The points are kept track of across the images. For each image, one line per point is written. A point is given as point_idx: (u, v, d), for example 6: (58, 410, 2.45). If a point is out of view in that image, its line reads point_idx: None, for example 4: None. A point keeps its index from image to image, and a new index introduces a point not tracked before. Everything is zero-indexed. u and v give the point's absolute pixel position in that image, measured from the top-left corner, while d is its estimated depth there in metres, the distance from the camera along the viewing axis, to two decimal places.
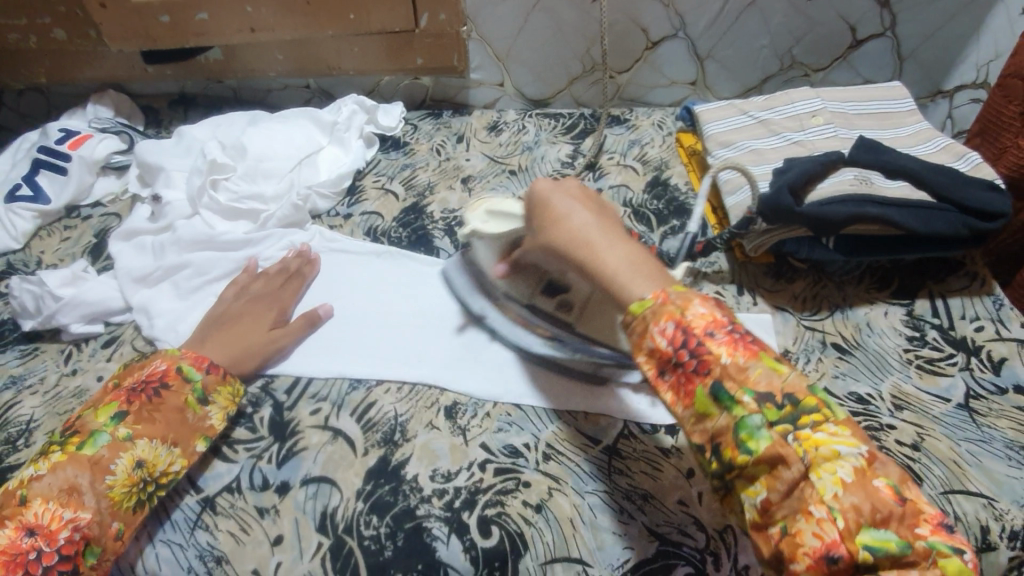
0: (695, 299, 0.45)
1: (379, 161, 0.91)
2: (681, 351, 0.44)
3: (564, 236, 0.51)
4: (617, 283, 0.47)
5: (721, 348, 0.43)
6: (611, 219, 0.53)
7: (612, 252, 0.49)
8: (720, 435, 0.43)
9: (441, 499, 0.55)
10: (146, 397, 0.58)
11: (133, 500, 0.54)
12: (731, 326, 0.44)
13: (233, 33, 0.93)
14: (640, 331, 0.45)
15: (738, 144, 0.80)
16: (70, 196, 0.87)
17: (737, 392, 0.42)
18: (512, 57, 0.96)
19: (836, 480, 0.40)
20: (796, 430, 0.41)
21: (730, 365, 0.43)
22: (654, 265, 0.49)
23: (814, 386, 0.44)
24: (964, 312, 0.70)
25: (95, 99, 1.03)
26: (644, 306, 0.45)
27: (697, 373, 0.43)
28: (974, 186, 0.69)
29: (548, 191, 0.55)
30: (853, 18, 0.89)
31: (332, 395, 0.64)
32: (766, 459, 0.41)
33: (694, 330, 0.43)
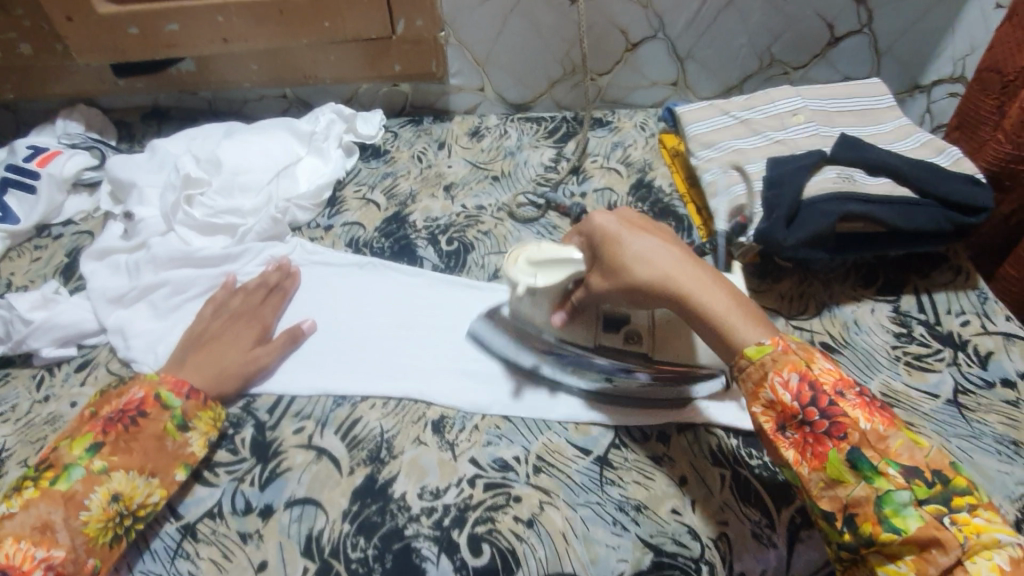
0: (818, 356, 0.50)
1: (360, 170, 0.90)
2: (810, 410, 0.48)
3: (655, 278, 0.55)
4: (729, 326, 0.53)
5: (858, 412, 0.47)
6: (677, 247, 0.58)
7: (711, 296, 0.54)
8: (859, 509, 0.45)
9: (430, 518, 0.54)
10: (123, 426, 0.56)
11: (109, 535, 0.52)
12: (867, 396, 0.48)
13: (207, 44, 0.91)
14: (759, 381, 0.50)
15: (720, 144, 0.80)
16: (40, 215, 0.84)
17: (878, 462, 0.45)
18: (492, 61, 0.95)
19: (994, 567, 0.41)
20: (946, 511, 0.43)
21: (868, 432, 0.46)
22: (746, 301, 0.55)
23: (957, 464, 0.46)
24: (950, 306, 0.70)
25: (65, 115, 1.01)
26: (763, 351, 0.51)
27: (834, 437, 0.46)
28: (955, 180, 0.70)
29: (616, 229, 0.57)
30: (829, 15, 0.89)
31: (316, 412, 0.62)
32: (914, 538, 0.43)
33: (825, 389, 0.48)
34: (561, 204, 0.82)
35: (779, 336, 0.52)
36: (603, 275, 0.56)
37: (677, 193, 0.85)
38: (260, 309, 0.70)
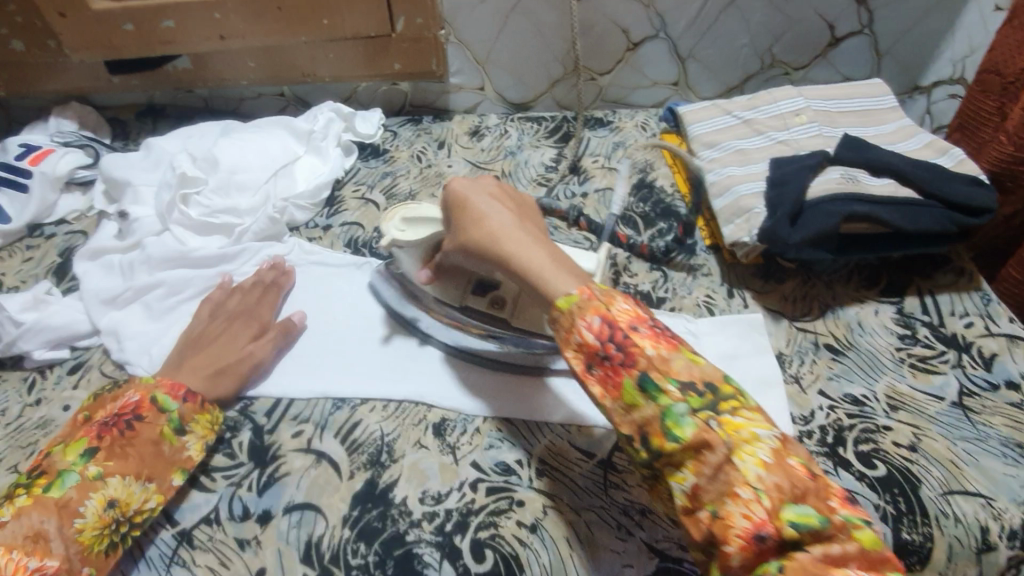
0: (619, 298, 0.50)
1: (359, 170, 0.89)
2: (608, 345, 0.48)
3: (487, 236, 0.55)
4: (542, 277, 0.52)
5: (644, 341, 0.47)
6: (527, 220, 0.58)
7: (529, 250, 0.53)
8: (650, 424, 0.46)
9: (431, 523, 0.53)
10: (118, 431, 0.55)
11: (105, 543, 0.51)
12: (655, 325, 0.49)
13: (203, 41, 0.90)
14: (567, 326, 0.49)
15: (723, 145, 0.79)
16: (32, 214, 0.83)
17: (661, 382, 0.46)
18: (492, 60, 0.94)
19: (758, 461, 0.43)
20: (716, 415, 0.44)
21: (654, 357, 0.47)
22: (567, 261, 0.54)
23: (729, 377, 0.48)
24: (953, 308, 0.70)
25: (58, 112, 0.99)
26: (570, 301, 0.50)
27: (623, 366, 0.47)
28: (958, 182, 0.70)
29: (465, 193, 0.58)
30: (831, 16, 0.89)
31: (314, 415, 0.61)
32: (693, 444, 0.44)
33: (619, 325, 0.48)
34: (557, 209, 0.81)
35: (590, 286, 0.51)
36: (452, 236, 0.59)
37: (679, 193, 0.84)
38: (259, 309, 0.69)
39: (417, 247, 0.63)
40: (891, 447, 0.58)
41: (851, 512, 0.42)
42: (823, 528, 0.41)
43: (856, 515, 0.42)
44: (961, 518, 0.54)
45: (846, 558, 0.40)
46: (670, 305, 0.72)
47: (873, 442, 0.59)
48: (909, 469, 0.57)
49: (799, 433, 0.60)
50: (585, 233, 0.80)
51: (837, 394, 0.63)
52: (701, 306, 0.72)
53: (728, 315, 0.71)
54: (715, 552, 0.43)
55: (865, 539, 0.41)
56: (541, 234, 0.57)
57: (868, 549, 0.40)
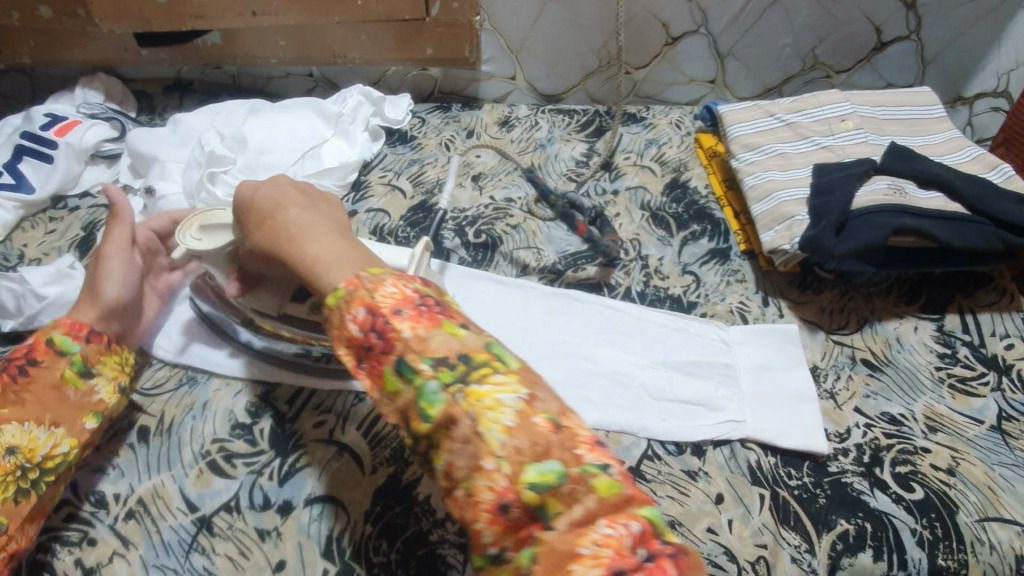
0: (388, 279, 0.43)
1: (386, 155, 0.87)
2: (369, 334, 0.41)
3: (272, 234, 0.49)
4: (316, 276, 0.45)
5: (403, 322, 0.41)
6: (325, 210, 0.52)
7: (314, 241, 0.47)
8: (407, 410, 0.39)
9: (455, 524, 0.52)
10: (12, 376, 0.54)
11: (11, 489, 0.50)
12: (419, 301, 0.42)
13: (234, 16, 0.88)
14: (335, 322, 0.43)
15: (764, 148, 0.76)
16: (56, 185, 0.82)
17: (415, 362, 0.39)
18: (526, 49, 0.91)
19: (500, 427, 0.37)
20: (464, 387, 0.38)
21: (411, 338, 0.40)
22: (356, 251, 0.47)
23: (492, 342, 0.41)
24: (994, 328, 0.67)
25: (84, 83, 0.98)
26: (337, 296, 0.43)
27: (384, 353, 0.40)
28: (1009, 199, 0.67)
29: (248, 191, 0.53)
30: (879, 18, 0.85)
31: (336, 406, 0.60)
32: (442, 422, 0.38)
33: (382, 311, 0.41)
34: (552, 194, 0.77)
35: (361, 272, 0.44)
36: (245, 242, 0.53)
37: (714, 195, 0.82)
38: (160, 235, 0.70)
39: (216, 256, 0.58)
40: (928, 470, 0.57)
41: (595, 459, 0.37)
42: (562, 486, 0.36)
43: (599, 461, 0.37)
44: (996, 546, 0.52)
45: (590, 517, 0.36)
46: (701, 311, 0.70)
47: (911, 464, 0.57)
48: (946, 493, 0.55)
49: (835, 450, 0.58)
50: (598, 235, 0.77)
51: (874, 413, 0.61)
52: (735, 313, 0.70)
53: (763, 324, 0.69)
54: (471, 536, 0.37)
55: (603, 487, 0.36)
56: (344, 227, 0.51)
57: (607, 497, 0.36)
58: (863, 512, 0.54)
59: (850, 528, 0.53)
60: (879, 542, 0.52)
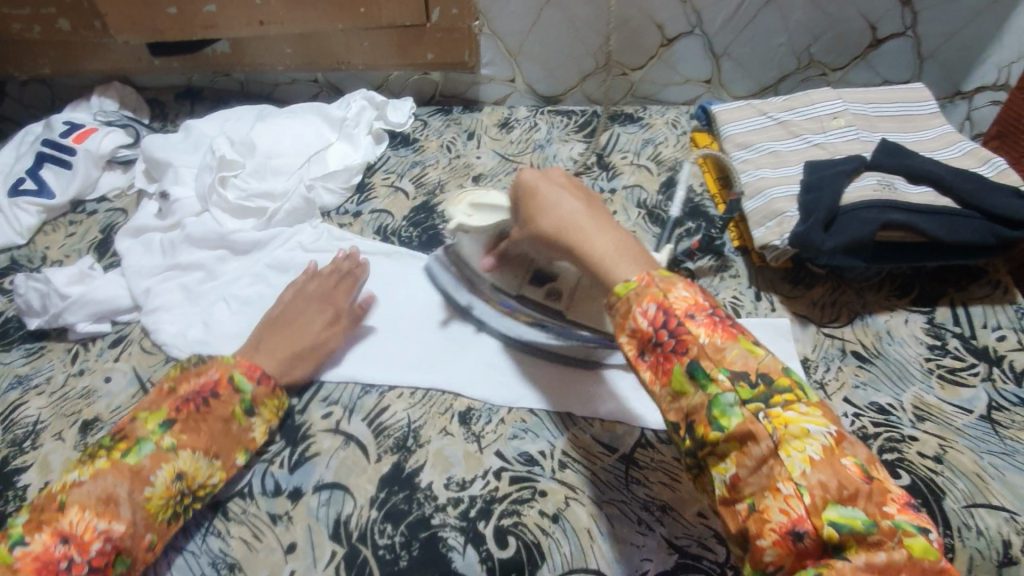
0: (679, 283, 0.47)
1: (389, 157, 0.90)
2: (661, 332, 0.45)
3: (558, 224, 0.54)
4: (603, 268, 0.50)
5: (700, 328, 0.45)
6: (598, 208, 0.56)
7: (600, 238, 0.52)
8: (695, 412, 0.44)
9: (456, 508, 0.54)
10: (194, 406, 0.57)
11: (167, 513, 0.53)
12: (712, 311, 0.46)
13: (242, 25, 0.92)
14: (623, 311, 0.47)
15: (756, 146, 0.78)
16: (75, 191, 0.86)
17: (713, 371, 0.43)
18: (524, 53, 0.94)
19: (805, 457, 0.40)
20: (768, 409, 0.42)
21: (707, 345, 0.44)
22: (637, 250, 0.52)
23: (790, 368, 0.44)
24: (986, 320, 0.69)
25: (100, 92, 1.02)
26: (628, 287, 0.48)
27: (676, 353, 0.45)
28: (999, 193, 0.68)
29: (536, 181, 0.58)
30: (873, 17, 0.87)
31: (343, 398, 0.63)
32: (737, 436, 0.42)
33: (675, 312, 0.45)
34: None
35: (652, 273, 0.49)
36: (521, 225, 0.58)
37: (709, 193, 0.84)
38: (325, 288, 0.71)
39: (483, 232, 0.64)
40: (915, 458, 0.58)
41: (907, 519, 0.38)
42: (869, 534, 0.37)
43: (914, 522, 0.38)
44: (984, 531, 0.53)
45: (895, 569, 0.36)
46: None
47: (898, 452, 0.59)
48: (933, 480, 0.57)
49: None
50: None
51: (863, 402, 0.63)
52: (727, 307, 0.72)
53: (754, 317, 0.70)
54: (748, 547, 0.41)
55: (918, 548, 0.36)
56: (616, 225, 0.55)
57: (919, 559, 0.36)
58: None
59: None
60: None
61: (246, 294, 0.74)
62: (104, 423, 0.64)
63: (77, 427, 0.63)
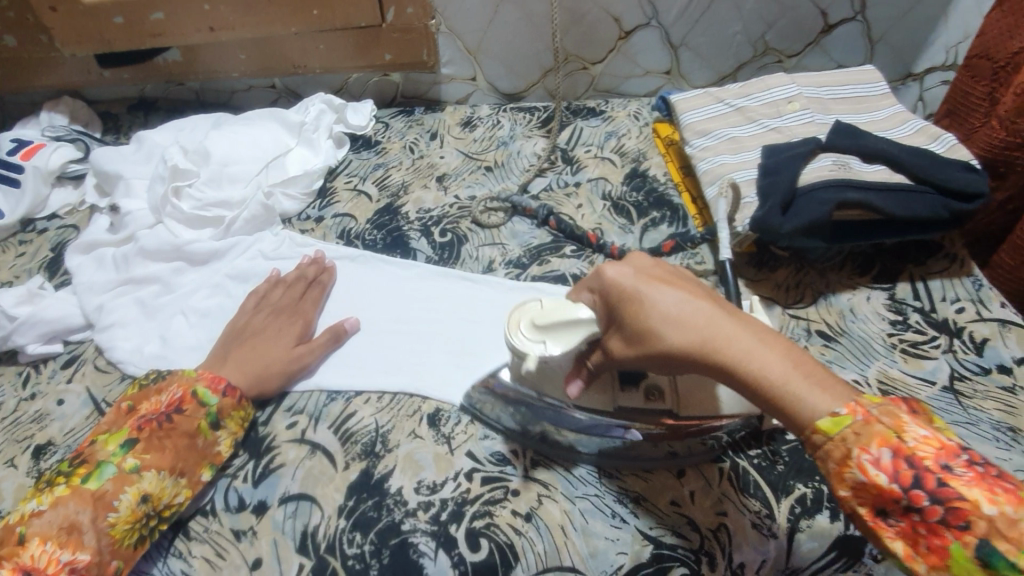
0: (910, 420, 0.37)
1: (351, 161, 0.88)
2: (914, 493, 0.35)
3: (693, 341, 0.42)
4: (792, 404, 0.39)
5: (974, 491, 0.34)
6: (715, 301, 0.44)
7: (761, 352, 0.40)
8: None
9: (426, 513, 0.53)
10: (157, 423, 0.56)
11: (134, 536, 0.52)
12: (980, 463, 0.35)
13: (193, 32, 0.90)
14: (841, 459, 0.38)
15: (715, 133, 0.79)
16: (24, 209, 0.83)
17: (1021, 557, 0.31)
18: (483, 50, 0.93)
19: None
20: None
21: (997, 517, 0.33)
22: (800, 354, 0.41)
23: None
24: (945, 294, 0.70)
25: (48, 107, 0.99)
26: (839, 424, 0.38)
27: (945, 524, 0.34)
28: (951, 167, 0.69)
29: (634, 286, 0.44)
30: (823, 2, 0.88)
31: (308, 407, 0.62)
32: None
33: (923, 463, 0.35)
34: (527, 207, 0.79)
35: (856, 400, 0.39)
36: (630, 342, 0.44)
37: (672, 182, 0.84)
38: (294, 296, 0.70)
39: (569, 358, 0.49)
40: None
41: None
42: None
43: None
44: None
45: None
46: None
47: None
48: None
49: None
50: (554, 232, 0.77)
51: None
52: None
53: None
54: None
55: None
56: (750, 318, 0.44)
57: None
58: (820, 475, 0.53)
59: (808, 492, 0.53)
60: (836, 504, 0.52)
61: (206, 306, 0.72)
62: (57, 446, 0.61)
63: (30, 453, 0.61)
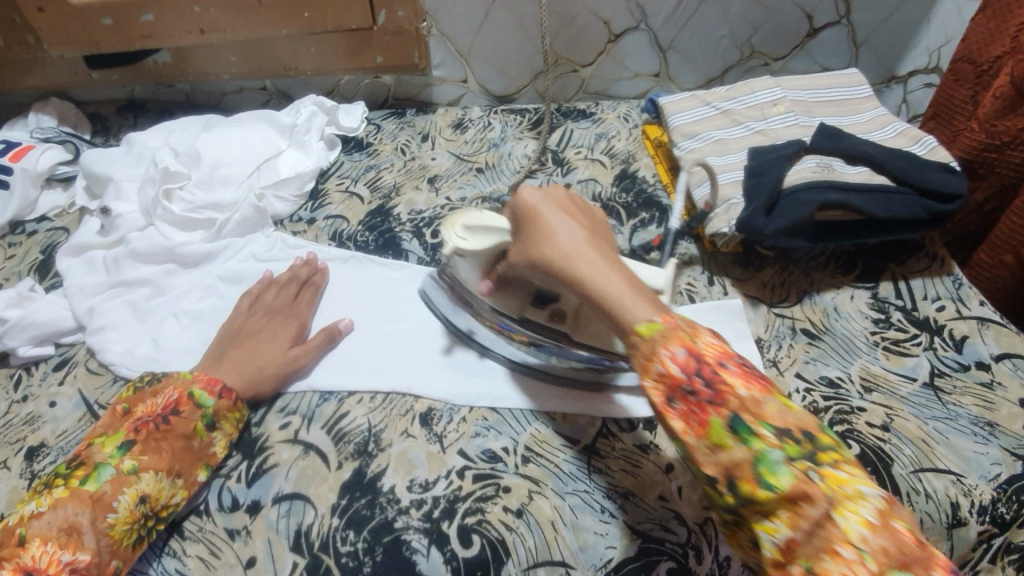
0: (704, 329, 0.46)
1: (343, 163, 0.88)
2: (695, 379, 0.44)
3: (559, 255, 0.52)
4: (619, 306, 0.48)
5: (736, 379, 0.44)
6: (595, 235, 0.54)
7: (606, 272, 0.50)
8: (737, 468, 0.42)
9: (419, 510, 0.54)
10: (154, 426, 0.56)
11: (133, 537, 0.52)
12: (743, 360, 0.45)
13: (183, 34, 0.90)
14: (649, 357, 0.46)
15: (702, 135, 0.80)
16: (13, 211, 0.83)
17: (755, 425, 0.42)
18: (475, 53, 0.94)
19: (862, 520, 0.38)
20: (817, 467, 0.41)
21: (746, 398, 0.43)
22: (643, 286, 0.50)
23: (825, 424, 0.44)
24: (926, 292, 0.71)
25: (37, 108, 0.98)
26: (653, 328, 0.46)
27: (712, 403, 0.43)
28: (931, 169, 0.71)
29: (537, 203, 0.55)
30: (808, 6, 0.90)
31: (301, 407, 0.62)
32: (789, 496, 0.40)
33: (707, 360, 0.44)
34: None
35: (673, 315, 0.47)
36: (520, 248, 0.55)
37: (661, 183, 0.85)
38: (288, 298, 0.70)
39: (482, 256, 0.59)
40: (864, 427, 0.60)
41: None
42: None
43: None
44: (931, 494, 0.56)
45: None
46: None
47: (848, 422, 0.61)
48: (882, 449, 0.59)
49: None
50: None
51: (814, 377, 0.65)
52: (683, 293, 0.73)
53: (708, 301, 0.72)
54: None
55: None
56: (615, 255, 0.53)
57: None
58: None
59: None
60: None
61: (198, 308, 0.72)
62: (49, 448, 0.61)
63: (22, 455, 0.61)
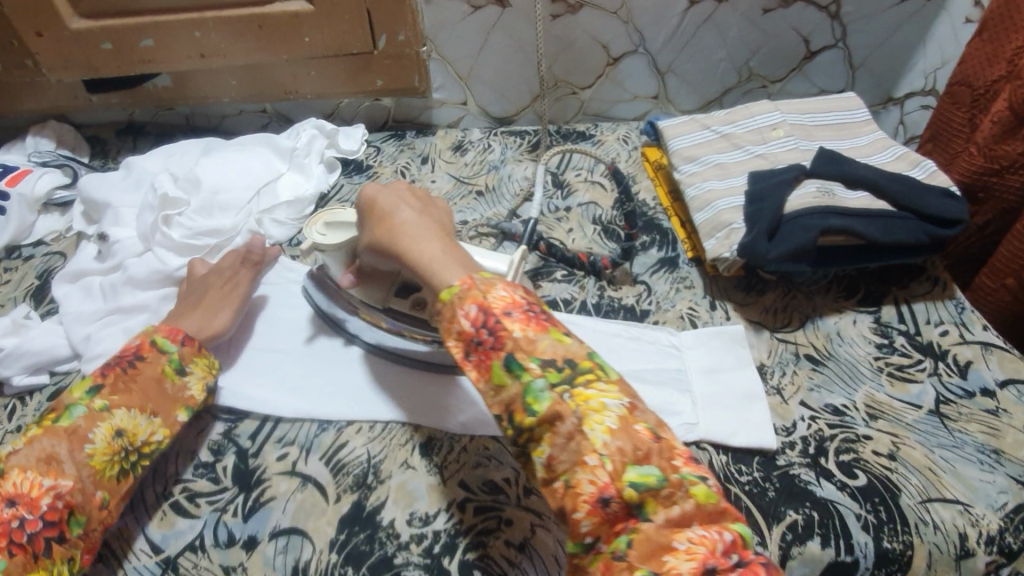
0: (497, 284, 0.51)
1: (342, 186, 0.88)
2: (481, 331, 0.49)
3: (388, 236, 0.57)
4: (431, 274, 0.53)
5: (515, 325, 0.49)
6: (430, 213, 0.59)
7: (425, 246, 0.55)
8: (512, 402, 0.47)
9: (419, 545, 0.53)
10: (121, 369, 0.59)
11: (116, 469, 0.55)
12: (527, 306, 0.50)
13: (183, 58, 0.90)
14: (448, 316, 0.50)
15: (703, 159, 0.80)
16: (9, 236, 0.82)
17: (525, 360, 0.47)
18: (474, 75, 0.94)
19: (604, 428, 0.45)
20: (571, 388, 0.46)
21: (521, 338, 0.48)
22: (460, 253, 0.55)
23: (594, 353, 0.49)
24: (929, 317, 0.71)
25: (35, 132, 0.98)
26: (450, 291, 0.51)
27: (494, 349, 0.48)
28: (931, 194, 0.71)
29: (373, 194, 0.60)
30: (806, 30, 0.90)
31: (300, 437, 0.62)
32: (547, 417, 0.46)
33: (493, 311, 0.49)
34: (515, 232, 0.80)
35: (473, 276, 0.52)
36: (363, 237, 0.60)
37: (661, 207, 0.85)
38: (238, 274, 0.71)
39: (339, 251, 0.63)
40: (870, 457, 0.60)
41: (691, 470, 0.45)
42: (662, 489, 0.43)
43: (695, 472, 0.45)
44: (939, 525, 0.55)
45: (686, 519, 0.43)
46: (653, 318, 0.73)
47: (854, 451, 0.60)
48: (889, 478, 0.58)
49: (782, 444, 0.61)
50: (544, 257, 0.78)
51: (818, 404, 0.64)
52: (685, 318, 0.73)
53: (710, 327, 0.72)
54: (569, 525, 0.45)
55: (700, 494, 0.44)
56: (445, 228, 0.58)
57: (703, 504, 0.43)
58: (809, 501, 0.57)
59: (798, 518, 0.56)
60: (826, 529, 0.55)
61: None
62: None
63: None
